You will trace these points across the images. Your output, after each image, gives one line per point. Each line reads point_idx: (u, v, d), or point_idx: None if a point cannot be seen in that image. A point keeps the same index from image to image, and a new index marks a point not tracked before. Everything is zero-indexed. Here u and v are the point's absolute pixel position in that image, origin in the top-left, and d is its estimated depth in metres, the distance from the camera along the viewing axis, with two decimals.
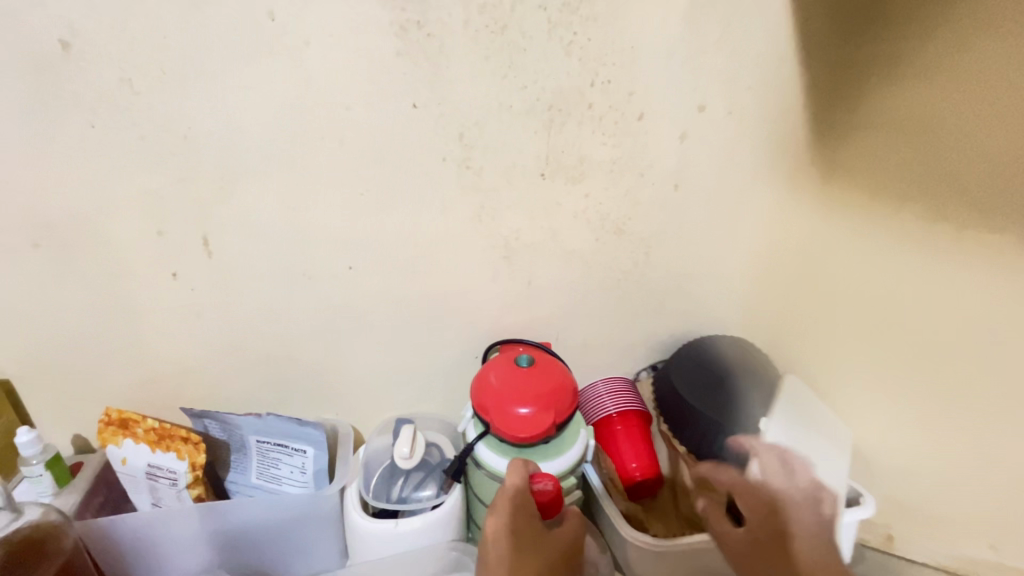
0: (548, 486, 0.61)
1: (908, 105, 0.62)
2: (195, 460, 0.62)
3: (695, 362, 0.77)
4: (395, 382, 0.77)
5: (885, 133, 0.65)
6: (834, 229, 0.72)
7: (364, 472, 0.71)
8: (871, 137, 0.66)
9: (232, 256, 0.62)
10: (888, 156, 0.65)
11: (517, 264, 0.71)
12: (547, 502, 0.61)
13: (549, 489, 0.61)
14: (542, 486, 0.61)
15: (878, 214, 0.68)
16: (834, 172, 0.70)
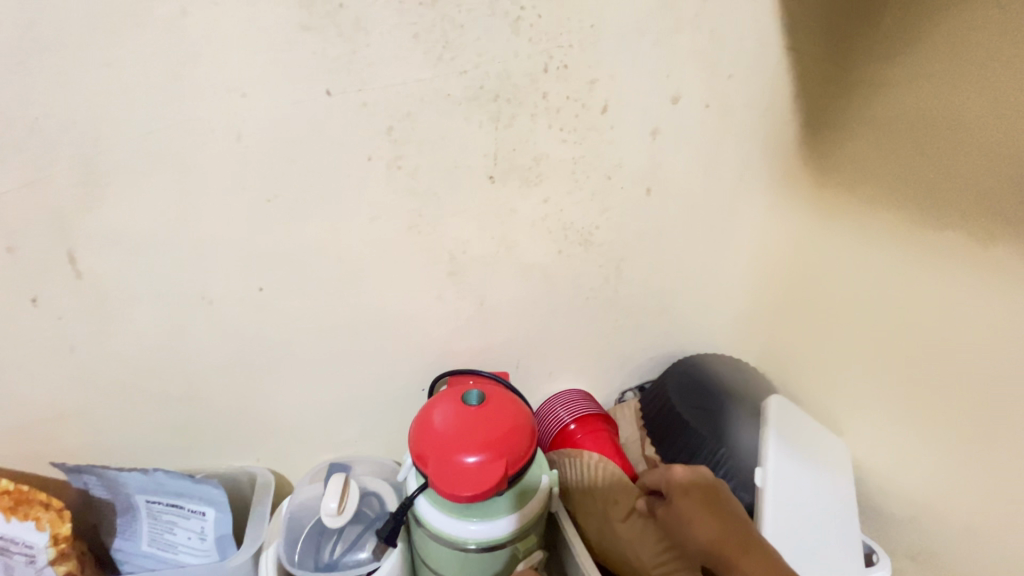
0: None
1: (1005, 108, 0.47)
2: (57, 531, 0.50)
3: (696, 384, 0.68)
4: (327, 421, 0.65)
5: (921, 137, 0.53)
6: (861, 252, 0.61)
7: (286, 531, 0.59)
8: (948, 148, 0.51)
9: (110, 275, 0.51)
10: (966, 175, 0.50)
11: (466, 282, 0.61)
12: None
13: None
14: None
15: (951, 248, 0.52)
16: (881, 186, 0.58)
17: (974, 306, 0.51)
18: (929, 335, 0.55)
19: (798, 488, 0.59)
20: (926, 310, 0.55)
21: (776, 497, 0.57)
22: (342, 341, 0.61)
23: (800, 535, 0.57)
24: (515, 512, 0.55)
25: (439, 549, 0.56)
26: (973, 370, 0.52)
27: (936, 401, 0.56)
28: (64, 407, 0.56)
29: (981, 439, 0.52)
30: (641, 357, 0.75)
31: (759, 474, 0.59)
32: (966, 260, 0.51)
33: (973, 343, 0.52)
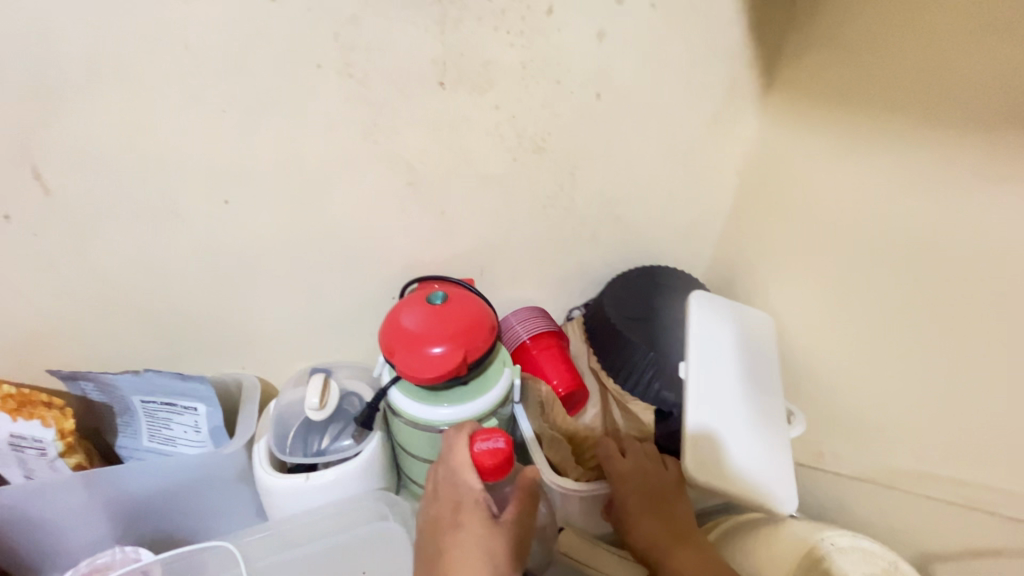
0: (501, 444, 0.49)
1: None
2: (62, 426, 0.55)
3: (632, 297, 0.72)
4: (307, 330, 0.70)
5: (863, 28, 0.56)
6: (810, 149, 0.65)
7: (273, 427, 0.64)
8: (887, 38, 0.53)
9: (76, 190, 0.53)
10: (916, 50, 0.51)
11: (426, 191, 0.64)
12: (495, 462, 0.48)
13: (502, 448, 0.49)
14: (492, 445, 0.48)
15: (893, 130, 0.54)
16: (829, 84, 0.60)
17: (903, 189, 0.54)
18: (854, 226, 0.59)
19: (715, 373, 0.65)
20: (848, 200, 0.60)
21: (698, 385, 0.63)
22: (312, 252, 0.64)
23: (720, 414, 0.62)
24: (477, 397, 0.61)
25: (412, 434, 0.63)
26: (892, 252, 0.55)
27: (856, 287, 0.59)
28: (51, 320, 0.60)
29: (886, 322, 0.56)
30: (599, 263, 0.79)
31: (683, 368, 0.65)
32: (904, 140, 0.53)
33: (898, 222, 0.54)
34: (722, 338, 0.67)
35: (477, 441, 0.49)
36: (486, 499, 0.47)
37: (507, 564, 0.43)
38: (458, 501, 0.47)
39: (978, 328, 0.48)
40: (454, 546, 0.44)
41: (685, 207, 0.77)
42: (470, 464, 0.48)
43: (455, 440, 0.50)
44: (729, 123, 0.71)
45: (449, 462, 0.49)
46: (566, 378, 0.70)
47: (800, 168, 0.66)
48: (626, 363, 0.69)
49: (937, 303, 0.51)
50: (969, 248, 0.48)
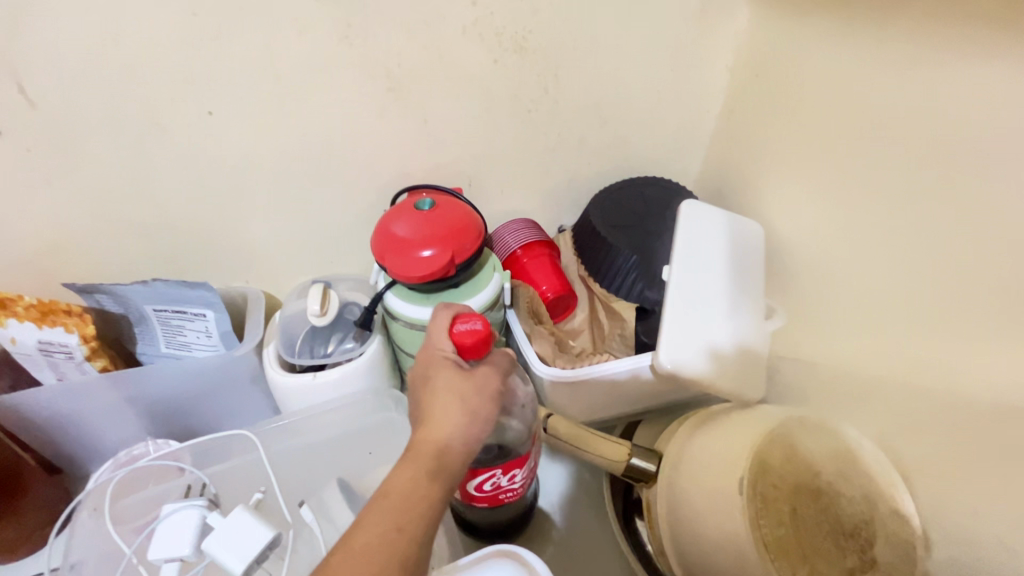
0: (478, 326, 0.52)
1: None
2: (84, 332, 0.60)
3: (617, 205, 0.73)
4: (303, 242, 0.73)
5: None
6: (798, 37, 0.63)
7: (280, 335, 0.68)
8: None
9: (61, 105, 0.54)
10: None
11: (407, 97, 0.64)
12: (474, 340, 0.51)
13: (480, 329, 0.51)
14: (470, 326, 0.51)
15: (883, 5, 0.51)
16: None
17: (889, 67, 0.52)
18: (839, 113, 0.58)
19: (699, 274, 0.66)
20: (830, 87, 0.59)
21: (680, 286, 0.65)
22: (300, 164, 0.65)
23: (700, 310, 0.64)
24: (469, 298, 0.64)
25: (410, 335, 0.67)
26: (874, 138, 0.54)
27: (840, 177, 0.58)
28: (59, 237, 0.63)
29: (861, 211, 0.55)
30: (588, 171, 0.79)
31: (666, 271, 0.66)
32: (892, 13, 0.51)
33: (882, 104, 0.53)
34: (707, 239, 0.68)
35: (456, 322, 0.52)
36: (459, 360, 0.51)
37: (481, 405, 0.47)
38: (433, 362, 0.50)
39: (946, 208, 0.47)
40: (431, 391, 0.49)
41: (674, 108, 0.76)
42: (447, 335, 0.51)
43: (437, 320, 0.54)
44: (719, 13, 0.69)
45: (430, 340, 0.52)
46: (556, 284, 0.72)
47: (791, 58, 0.64)
48: (611, 266, 0.70)
49: (915, 187, 0.49)
50: (953, 125, 0.46)
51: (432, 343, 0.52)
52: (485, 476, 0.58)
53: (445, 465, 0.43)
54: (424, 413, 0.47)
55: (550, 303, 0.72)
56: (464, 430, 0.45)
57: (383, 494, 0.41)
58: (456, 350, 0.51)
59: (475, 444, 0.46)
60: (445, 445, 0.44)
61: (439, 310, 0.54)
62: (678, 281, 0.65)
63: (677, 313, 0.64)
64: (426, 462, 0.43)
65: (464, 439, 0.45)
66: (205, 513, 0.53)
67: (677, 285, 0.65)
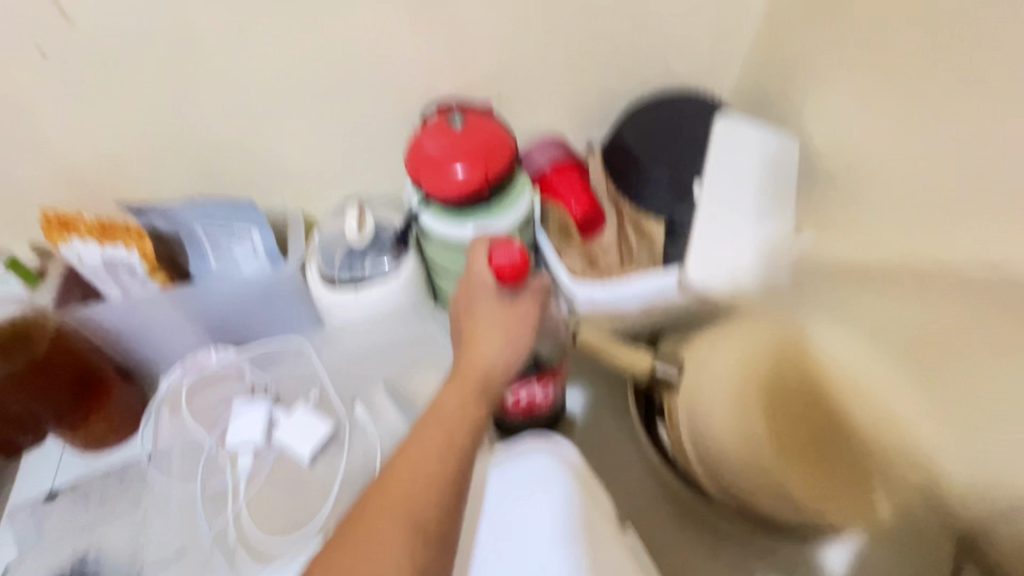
0: (515, 255, 0.55)
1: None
2: (144, 250, 0.65)
3: (649, 119, 0.72)
4: (336, 163, 0.74)
5: None
6: None
7: (320, 253, 0.72)
8: None
9: (95, 21, 0.55)
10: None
11: (433, 2, 0.62)
12: (513, 271, 0.55)
13: (516, 258, 0.55)
14: (507, 255, 0.55)
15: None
16: None
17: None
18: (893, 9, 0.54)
19: (732, 186, 0.68)
20: None
21: (712, 198, 0.67)
22: (328, 78, 0.65)
23: (732, 221, 0.66)
24: (500, 214, 0.66)
25: (445, 252, 0.69)
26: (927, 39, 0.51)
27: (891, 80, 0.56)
28: (107, 158, 0.66)
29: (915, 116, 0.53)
30: (619, 85, 0.77)
31: (698, 186, 0.68)
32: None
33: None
34: (736, 156, 0.68)
35: (494, 251, 0.56)
36: (497, 288, 0.56)
37: (517, 333, 0.55)
38: (475, 292, 0.57)
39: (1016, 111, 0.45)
40: (476, 319, 0.56)
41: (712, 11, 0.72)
42: (487, 265, 0.56)
43: (478, 248, 0.58)
44: None
45: (472, 271, 0.57)
46: (585, 203, 0.73)
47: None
48: (640, 184, 0.70)
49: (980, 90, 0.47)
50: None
51: (475, 272, 0.57)
52: (522, 386, 0.64)
53: (486, 388, 0.52)
54: (469, 339, 0.55)
55: (578, 222, 0.73)
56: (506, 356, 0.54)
57: (435, 411, 0.50)
58: (495, 279, 0.56)
59: (513, 367, 0.54)
60: (487, 371, 0.53)
61: (480, 241, 0.58)
62: (709, 194, 0.67)
63: (709, 222, 0.66)
64: (470, 385, 0.51)
65: (503, 364, 0.53)
66: (269, 408, 0.64)
67: (709, 197, 0.67)
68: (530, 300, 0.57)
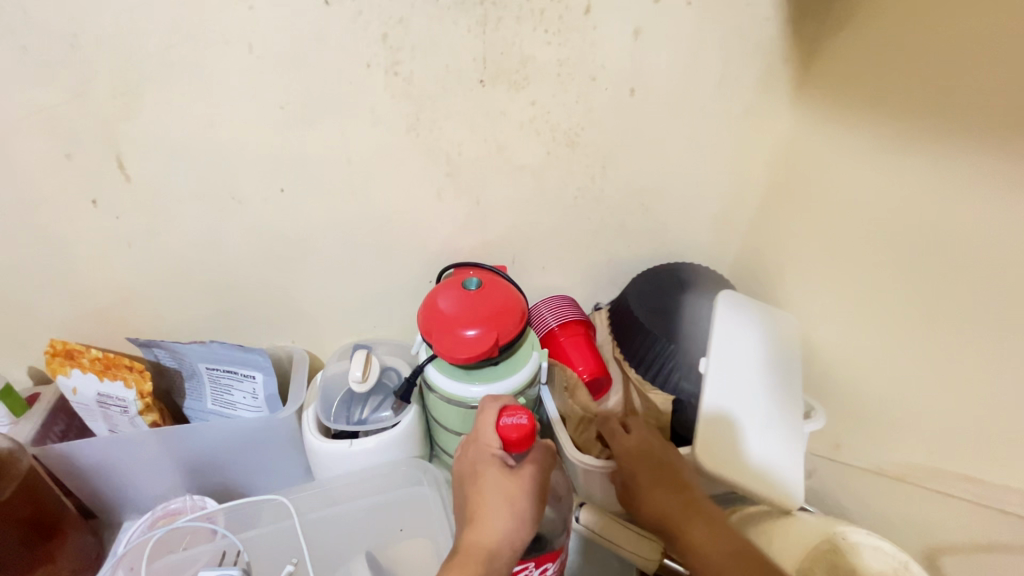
0: (523, 420, 0.53)
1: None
2: (141, 388, 0.63)
3: (654, 290, 0.75)
4: (350, 307, 0.76)
5: (902, 28, 0.55)
6: (838, 149, 0.65)
7: (321, 397, 0.70)
8: (925, 40, 0.53)
9: (153, 179, 0.60)
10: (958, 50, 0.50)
11: (463, 181, 0.68)
12: (519, 436, 0.53)
13: (524, 424, 0.53)
14: (515, 421, 0.53)
15: (927, 127, 0.53)
16: (865, 84, 0.61)
17: (930, 187, 0.53)
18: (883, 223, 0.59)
19: (737, 368, 0.67)
20: (869, 200, 0.61)
21: (719, 378, 0.66)
22: (356, 236, 0.69)
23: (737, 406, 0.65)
24: (506, 377, 0.65)
25: (448, 409, 0.67)
26: (917, 256, 0.55)
27: (885, 283, 0.59)
28: (128, 294, 0.67)
29: (917, 320, 0.55)
30: (627, 255, 0.81)
31: (704, 363, 0.67)
32: (932, 137, 0.53)
33: (926, 220, 0.54)
34: (743, 332, 0.69)
35: (502, 416, 0.54)
36: (503, 454, 0.54)
37: (521, 506, 0.51)
38: (480, 457, 0.54)
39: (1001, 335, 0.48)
40: (479, 491, 0.52)
41: (714, 199, 0.78)
42: (495, 427, 0.54)
43: (487, 410, 0.56)
44: (762, 116, 0.72)
45: (478, 432, 0.55)
46: (593, 366, 0.73)
47: (831, 164, 0.66)
48: (647, 354, 0.72)
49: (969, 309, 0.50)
50: (995, 254, 0.48)
51: (481, 437, 0.55)
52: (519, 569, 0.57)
53: (492, 568, 0.47)
54: (472, 513, 0.51)
55: (585, 383, 0.73)
56: (510, 535, 0.49)
57: None
58: (501, 444, 0.53)
59: (517, 547, 0.49)
60: (492, 549, 0.48)
61: (486, 402, 0.57)
62: (716, 374, 0.66)
63: (716, 407, 0.64)
64: (475, 565, 0.46)
65: (509, 542, 0.49)
66: None
67: (716, 379, 0.65)
68: (534, 466, 0.54)
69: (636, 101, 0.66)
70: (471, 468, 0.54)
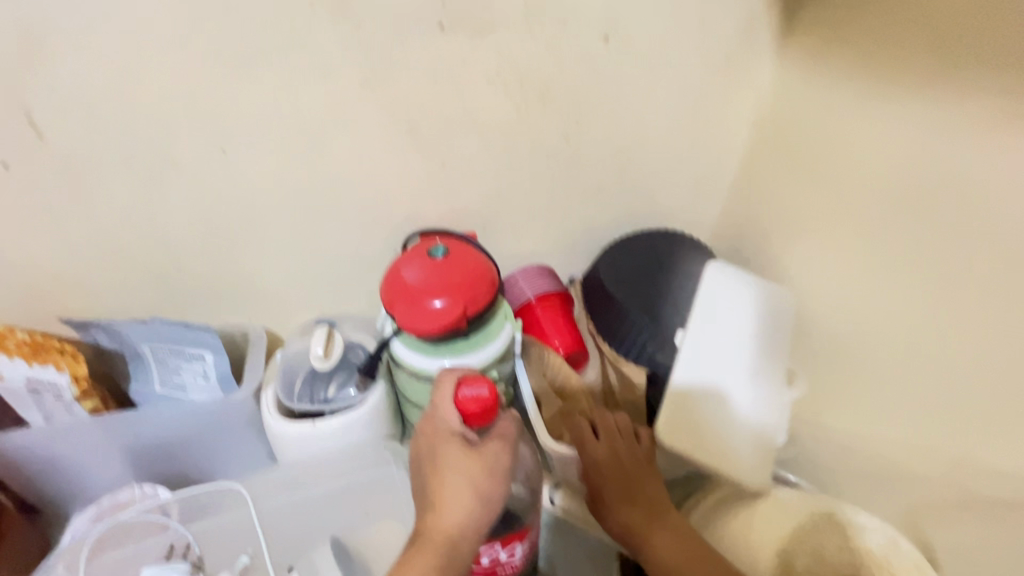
0: (484, 392, 0.50)
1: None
2: (76, 371, 0.58)
3: (628, 258, 0.71)
4: (308, 281, 0.71)
5: None
6: (822, 100, 0.62)
7: (281, 376, 0.66)
8: None
9: (72, 138, 0.53)
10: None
11: (425, 141, 0.62)
12: (479, 409, 0.50)
13: (485, 396, 0.50)
14: (475, 393, 0.50)
15: (916, 72, 0.50)
16: (853, 27, 0.57)
17: (927, 137, 0.51)
18: (869, 179, 0.56)
19: (719, 337, 0.64)
20: (855, 152, 0.58)
21: (695, 349, 0.63)
22: (310, 203, 0.64)
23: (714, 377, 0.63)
24: (477, 350, 0.61)
25: (416, 385, 0.63)
26: (908, 208, 0.52)
27: (870, 240, 0.56)
28: (57, 271, 0.61)
29: (903, 280, 0.53)
30: (603, 220, 0.78)
31: (680, 335, 0.65)
32: (923, 81, 0.49)
33: (918, 174, 0.51)
34: (727, 300, 0.66)
35: (461, 388, 0.51)
36: (464, 430, 0.51)
37: (485, 486, 0.48)
38: (441, 435, 0.51)
39: (992, 293, 0.46)
40: (440, 472, 0.49)
41: (694, 160, 0.74)
42: (454, 403, 0.51)
43: (443, 381, 0.52)
44: (744, 68, 0.68)
45: (436, 407, 0.52)
46: (569, 340, 0.71)
47: (816, 117, 0.63)
48: (622, 324, 0.68)
49: (960, 266, 0.48)
50: (995, 207, 0.45)
51: (439, 414, 0.51)
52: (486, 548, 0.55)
53: (450, 555, 0.44)
54: (434, 497, 0.48)
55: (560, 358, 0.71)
56: (472, 520, 0.47)
57: None
58: (462, 419, 0.50)
59: (480, 531, 0.47)
60: (451, 535, 0.45)
61: (446, 376, 0.52)
62: (694, 345, 0.64)
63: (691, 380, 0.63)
64: (432, 553, 0.44)
65: (471, 525, 0.46)
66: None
67: (691, 350, 0.63)
68: (500, 443, 0.51)
69: (610, 49, 0.61)
70: (432, 447, 0.50)
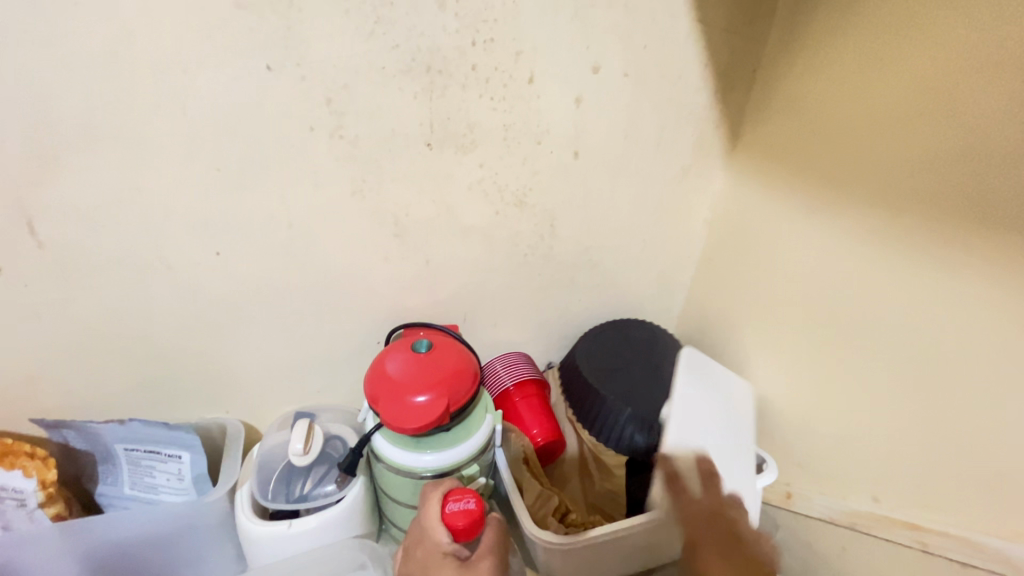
0: (471, 505, 0.53)
1: (901, 64, 0.51)
2: (44, 477, 0.57)
3: (601, 349, 0.76)
4: (292, 374, 0.72)
5: (820, 102, 0.60)
6: (770, 207, 0.69)
7: (257, 472, 0.65)
8: (842, 114, 0.58)
9: (69, 245, 0.55)
10: (867, 130, 0.55)
11: (411, 242, 0.67)
12: (467, 523, 0.52)
13: (473, 509, 0.53)
14: (462, 506, 0.53)
15: (848, 197, 0.58)
16: (787, 152, 0.66)
17: (859, 250, 0.57)
18: (815, 282, 0.62)
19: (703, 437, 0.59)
20: (801, 258, 0.64)
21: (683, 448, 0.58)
22: (298, 299, 0.66)
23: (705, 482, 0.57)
24: (459, 443, 0.62)
25: (396, 479, 0.63)
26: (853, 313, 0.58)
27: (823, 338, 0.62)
28: (36, 369, 0.61)
29: (863, 376, 0.57)
30: (577, 310, 0.82)
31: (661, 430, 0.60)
32: (853, 207, 0.57)
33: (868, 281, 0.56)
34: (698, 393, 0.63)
35: (449, 502, 0.54)
36: (454, 547, 0.52)
37: None
38: (430, 556, 0.52)
39: (942, 389, 0.50)
40: None
41: (658, 255, 0.81)
42: (440, 520, 0.53)
43: (428, 498, 0.55)
44: (699, 178, 0.76)
45: (421, 524, 0.53)
46: (546, 428, 0.72)
47: (765, 223, 0.70)
48: (597, 414, 0.71)
49: (909, 364, 0.53)
50: (922, 314, 0.51)
51: (424, 530, 0.53)
52: None
53: None
54: None
55: (539, 447, 0.72)
56: None
57: None
58: (450, 536, 0.52)
59: None
60: None
61: (432, 491, 0.55)
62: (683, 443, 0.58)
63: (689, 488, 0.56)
64: None
65: None
66: None
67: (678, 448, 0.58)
68: (490, 558, 0.52)
69: (582, 162, 0.68)
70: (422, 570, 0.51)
